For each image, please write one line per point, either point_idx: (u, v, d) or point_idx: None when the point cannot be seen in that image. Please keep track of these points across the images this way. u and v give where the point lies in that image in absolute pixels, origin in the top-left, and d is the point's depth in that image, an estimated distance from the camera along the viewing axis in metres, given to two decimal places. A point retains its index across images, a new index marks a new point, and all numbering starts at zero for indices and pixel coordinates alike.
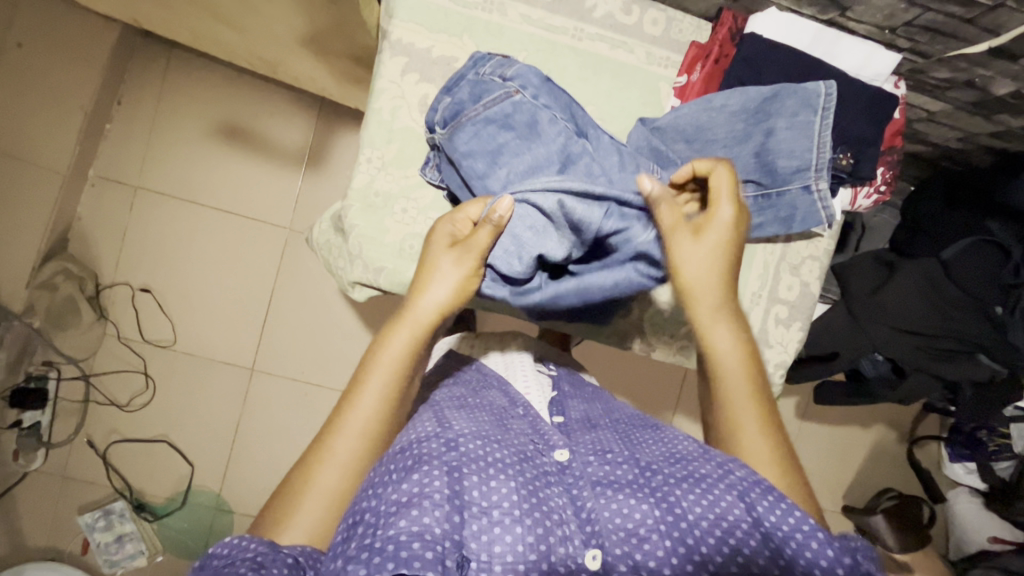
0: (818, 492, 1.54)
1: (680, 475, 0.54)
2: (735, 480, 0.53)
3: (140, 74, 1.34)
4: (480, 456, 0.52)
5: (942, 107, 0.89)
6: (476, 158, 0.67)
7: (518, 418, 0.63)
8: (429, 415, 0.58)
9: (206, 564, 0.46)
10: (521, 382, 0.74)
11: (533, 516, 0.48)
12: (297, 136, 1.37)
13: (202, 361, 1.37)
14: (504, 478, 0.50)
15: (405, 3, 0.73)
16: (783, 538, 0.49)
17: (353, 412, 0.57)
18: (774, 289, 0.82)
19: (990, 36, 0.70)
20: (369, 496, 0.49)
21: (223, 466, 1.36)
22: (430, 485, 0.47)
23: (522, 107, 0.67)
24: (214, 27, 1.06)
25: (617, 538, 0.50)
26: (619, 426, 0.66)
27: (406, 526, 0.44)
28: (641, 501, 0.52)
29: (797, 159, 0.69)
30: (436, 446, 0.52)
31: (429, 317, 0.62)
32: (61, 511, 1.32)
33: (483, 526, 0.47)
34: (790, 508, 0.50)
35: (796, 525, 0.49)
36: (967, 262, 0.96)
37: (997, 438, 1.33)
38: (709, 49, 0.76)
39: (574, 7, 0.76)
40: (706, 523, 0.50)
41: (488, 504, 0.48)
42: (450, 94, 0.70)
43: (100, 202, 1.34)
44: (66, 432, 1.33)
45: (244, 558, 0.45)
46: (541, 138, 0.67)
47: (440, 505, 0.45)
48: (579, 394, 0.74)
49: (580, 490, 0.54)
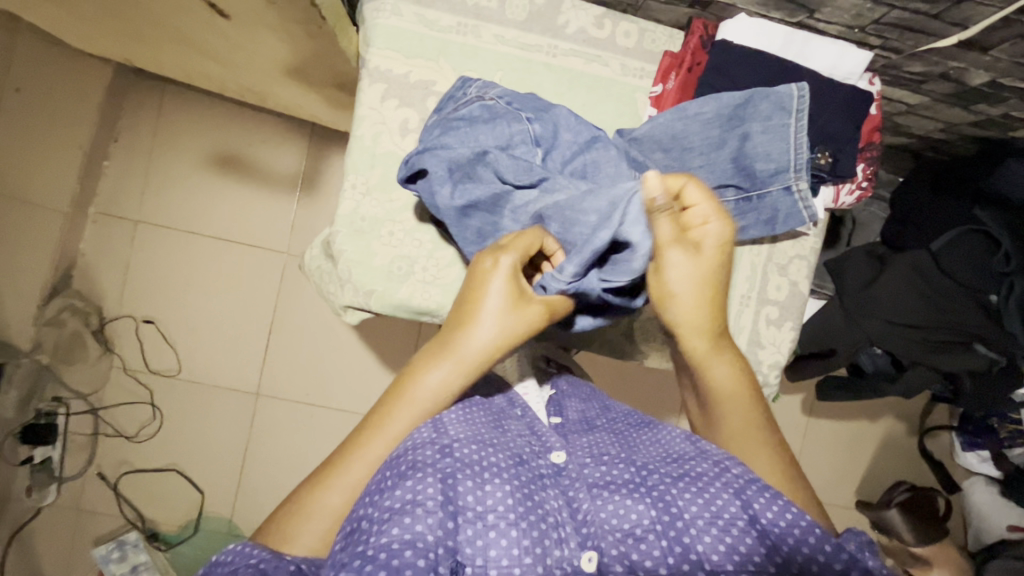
0: (830, 487, 1.53)
1: (675, 474, 0.55)
2: (732, 478, 0.54)
3: (134, 110, 1.36)
4: (476, 460, 0.52)
5: (921, 99, 0.90)
6: (451, 142, 0.67)
7: (515, 419, 0.63)
8: (424, 419, 0.58)
9: (211, 570, 0.48)
10: (519, 386, 0.74)
11: (528, 520, 0.49)
12: (289, 162, 1.39)
13: (207, 388, 1.38)
14: (498, 482, 0.50)
15: (381, 32, 0.75)
16: (781, 535, 0.50)
17: (379, 436, 0.55)
18: (763, 290, 0.82)
19: (958, 30, 0.71)
20: (365, 503, 0.49)
21: (233, 493, 1.37)
22: (423, 491, 0.48)
23: (519, 137, 0.67)
24: (201, 62, 1.08)
25: (614, 539, 0.51)
26: (617, 426, 0.66)
27: (398, 533, 0.45)
28: (638, 501, 0.53)
29: (775, 162, 0.70)
30: (430, 454, 0.51)
31: (476, 358, 0.58)
32: (77, 544, 1.34)
33: (477, 531, 0.48)
34: (786, 504, 0.51)
35: (795, 522, 0.50)
36: (956, 251, 0.96)
37: (1008, 424, 1.31)
38: (682, 58, 0.77)
39: (547, 25, 0.77)
40: (703, 522, 0.51)
41: (483, 509, 0.49)
42: (433, 148, 0.66)
43: (101, 238, 1.36)
44: (77, 465, 1.35)
45: (247, 565, 0.47)
46: (507, 119, 0.68)
47: (434, 512, 0.47)
48: (579, 393, 0.74)
49: (576, 492, 0.54)
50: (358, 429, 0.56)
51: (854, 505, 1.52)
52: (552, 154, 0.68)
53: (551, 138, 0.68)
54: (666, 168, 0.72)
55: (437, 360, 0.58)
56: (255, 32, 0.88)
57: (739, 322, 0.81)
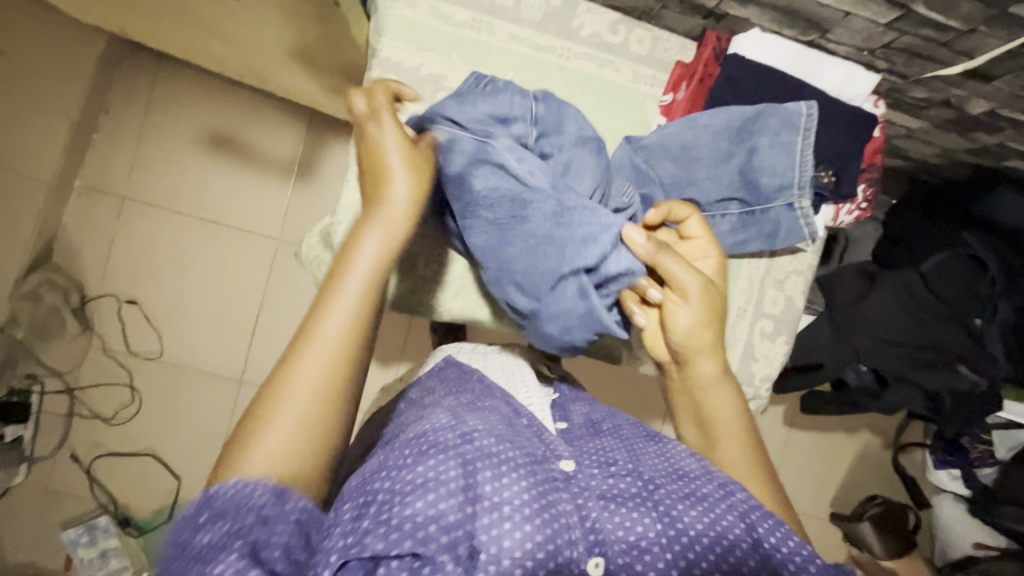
0: (807, 498, 1.56)
1: (681, 493, 0.55)
2: (736, 501, 0.55)
3: (127, 83, 1.33)
4: (495, 453, 0.52)
5: (920, 125, 0.92)
6: (444, 104, 0.65)
7: (523, 426, 0.62)
8: (442, 412, 0.58)
9: (211, 501, 0.45)
10: (522, 395, 0.71)
11: (542, 517, 0.48)
12: (285, 146, 1.37)
13: (189, 372, 1.35)
14: (516, 477, 0.50)
15: (394, 22, 0.74)
16: (780, 559, 0.52)
17: (325, 319, 0.50)
18: (759, 304, 0.83)
19: (965, 59, 0.72)
20: (381, 478, 0.49)
21: (210, 479, 1.35)
22: (446, 472, 0.48)
23: (520, 112, 0.66)
24: (201, 38, 1.06)
25: (620, 550, 0.50)
26: (621, 435, 0.66)
27: (423, 507, 0.46)
28: (644, 515, 0.52)
29: (780, 177, 0.71)
30: (453, 438, 0.52)
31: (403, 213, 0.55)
32: (46, 525, 1.30)
33: (493, 520, 0.46)
34: (787, 534, 0.54)
35: (792, 550, 0.53)
36: (944, 274, 0.98)
37: (978, 444, 1.35)
38: (694, 69, 0.78)
39: (562, 27, 0.77)
40: (706, 540, 0.51)
41: (499, 500, 0.48)
42: (434, 110, 0.65)
43: (86, 213, 1.32)
44: (50, 445, 1.31)
45: (248, 509, 0.44)
46: (503, 94, 0.66)
47: (455, 493, 0.47)
48: (581, 398, 0.75)
49: (586, 503, 0.52)
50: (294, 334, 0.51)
51: (828, 517, 1.56)
52: (547, 141, 0.68)
53: (552, 125, 0.68)
54: (673, 178, 0.73)
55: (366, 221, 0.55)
56: (264, 12, 0.87)
57: (733, 334, 0.82)
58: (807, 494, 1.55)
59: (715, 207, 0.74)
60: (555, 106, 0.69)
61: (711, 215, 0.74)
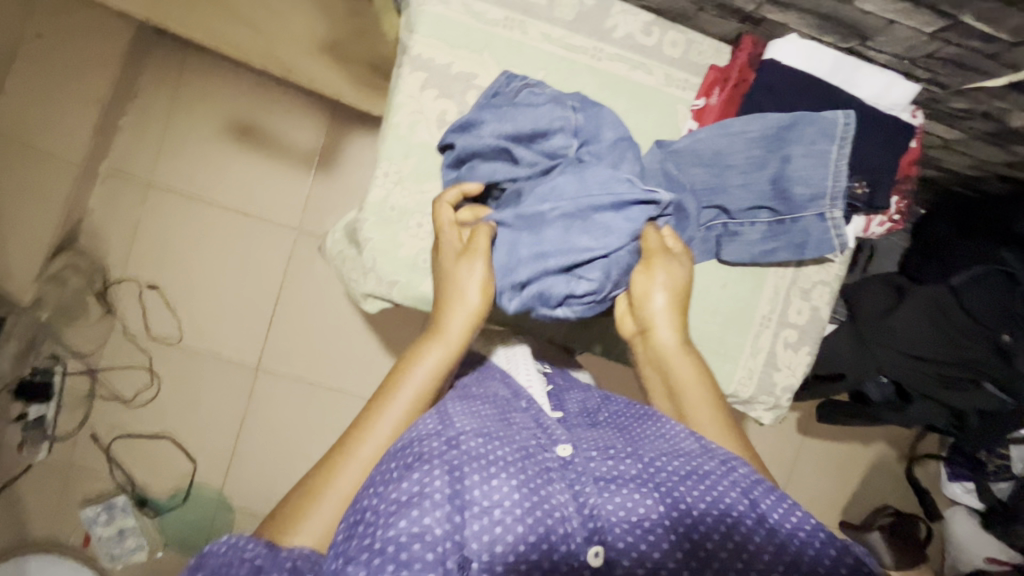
0: (819, 508, 1.54)
1: (682, 472, 0.54)
2: (738, 477, 0.53)
3: (153, 69, 1.33)
4: (483, 454, 0.51)
5: (957, 135, 0.90)
6: (484, 120, 0.68)
7: (520, 411, 0.63)
8: (431, 412, 0.57)
9: (202, 561, 0.46)
10: (522, 376, 0.72)
11: (535, 515, 0.48)
12: (308, 136, 1.37)
13: (207, 359, 1.37)
14: (505, 477, 0.49)
15: (428, 19, 0.73)
16: (787, 535, 0.50)
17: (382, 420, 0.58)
18: (784, 312, 0.82)
19: (1010, 71, 0.70)
20: (370, 494, 0.49)
21: (225, 465, 1.36)
22: (430, 484, 0.47)
23: (559, 124, 0.68)
24: (231, 31, 1.06)
25: (621, 531, 0.50)
26: (617, 421, 0.66)
27: (406, 526, 0.44)
28: (645, 496, 0.51)
29: (813, 187, 0.70)
30: (437, 445, 0.51)
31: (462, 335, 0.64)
32: (64, 503, 1.32)
33: (483, 526, 0.46)
34: (791, 507, 0.51)
35: (798, 524, 0.50)
36: (978, 291, 0.96)
37: (997, 460, 1.30)
38: (728, 74, 0.77)
39: (595, 27, 0.76)
40: (711, 518, 0.50)
41: (489, 504, 0.47)
42: (472, 125, 0.69)
43: (113, 195, 1.33)
44: (70, 426, 1.33)
45: (244, 559, 0.45)
46: (538, 107, 0.68)
47: (441, 504, 0.46)
48: (576, 387, 0.75)
49: (583, 486, 0.52)
50: (382, 391, 0.61)
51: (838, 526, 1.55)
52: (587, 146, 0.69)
53: (592, 132, 0.69)
54: (704, 185, 0.73)
55: (427, 344, 0.63)
56: None
57: (757, 342, 0.81)
58: (818, 504, 1.53)
59: (746, 214, 0.74)
60: (594, 114, 0.70)
61: (740, 223, 0.75)
